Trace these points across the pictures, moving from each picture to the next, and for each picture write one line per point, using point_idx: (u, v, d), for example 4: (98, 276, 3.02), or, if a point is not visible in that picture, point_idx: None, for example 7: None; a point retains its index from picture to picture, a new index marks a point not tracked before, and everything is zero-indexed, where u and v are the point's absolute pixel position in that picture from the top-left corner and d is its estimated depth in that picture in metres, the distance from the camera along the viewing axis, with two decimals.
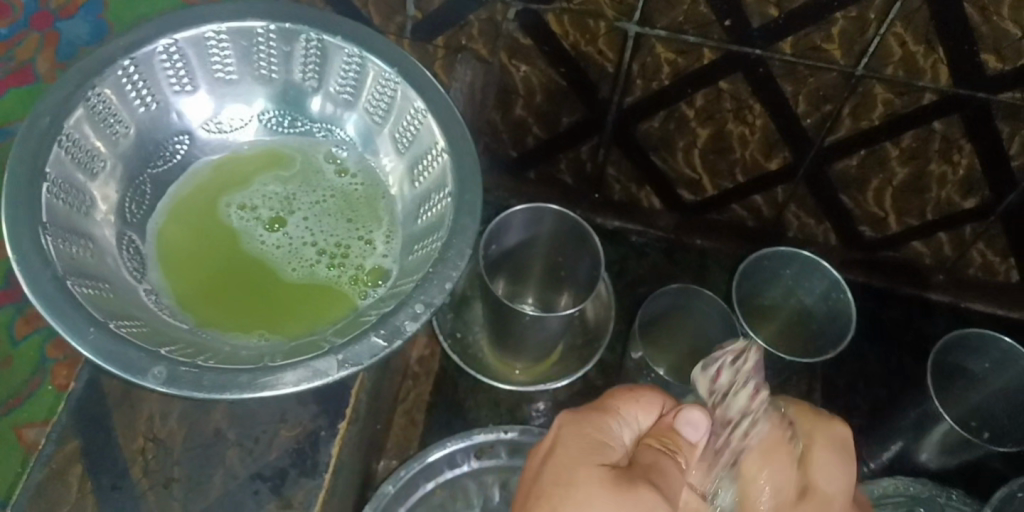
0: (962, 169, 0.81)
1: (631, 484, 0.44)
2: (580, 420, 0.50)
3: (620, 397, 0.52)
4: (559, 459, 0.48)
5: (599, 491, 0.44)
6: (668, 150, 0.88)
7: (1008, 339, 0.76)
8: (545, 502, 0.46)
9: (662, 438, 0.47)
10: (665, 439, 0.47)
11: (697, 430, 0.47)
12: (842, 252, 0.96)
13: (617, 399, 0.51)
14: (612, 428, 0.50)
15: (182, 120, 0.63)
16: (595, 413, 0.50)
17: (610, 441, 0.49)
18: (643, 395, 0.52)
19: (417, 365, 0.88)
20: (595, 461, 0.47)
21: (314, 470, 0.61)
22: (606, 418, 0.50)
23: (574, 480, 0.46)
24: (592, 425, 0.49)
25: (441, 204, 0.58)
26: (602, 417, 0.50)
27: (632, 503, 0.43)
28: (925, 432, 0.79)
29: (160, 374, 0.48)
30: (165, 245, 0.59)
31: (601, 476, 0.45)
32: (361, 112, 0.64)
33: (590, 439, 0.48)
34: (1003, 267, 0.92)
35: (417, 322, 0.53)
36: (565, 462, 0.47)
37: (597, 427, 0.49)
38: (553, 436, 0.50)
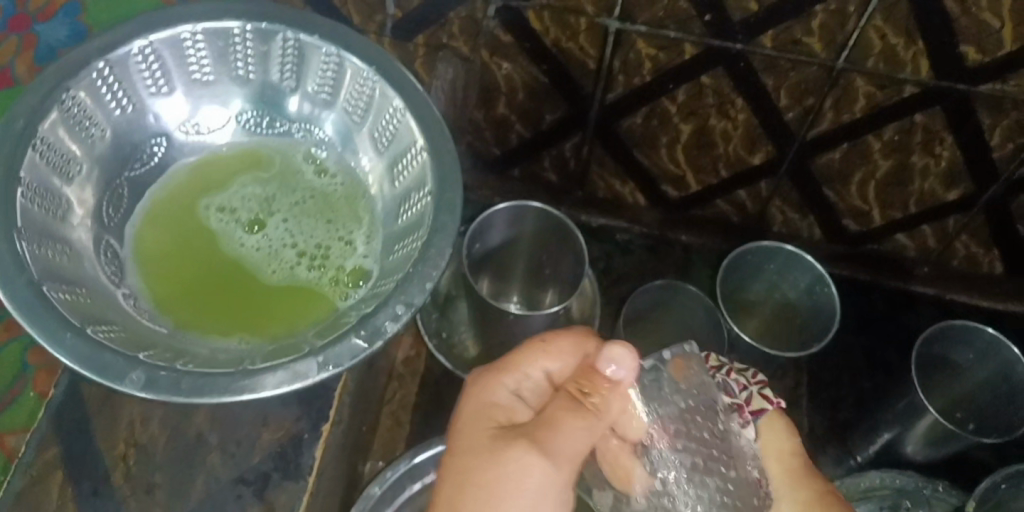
0: (944, 161, 0.82)
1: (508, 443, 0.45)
2: (484, 382, 0.50)
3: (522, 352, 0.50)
4: (463, 435, 0.47)
5: (481, 450, 0.45)
6: (651, 146, 0.88)
7: (991, 329, 0.76)
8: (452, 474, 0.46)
9: (580, 382, 0.47)
10: (583, 382, 0.47)
11: (621, 366, 0.47)
12: (826, 246, 0.96)
13: (518, 354, 0.50)
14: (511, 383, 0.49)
15: (159, 122, 0.62)
16: (501, 375, 0.50)
17: (507, 400, 0.49)
18: (556, 345, 0.50)
19: (403, 365, 0.88)
20: (485, 425, 0.47)
21: (298, 473, 0.60)
22: (504, 378, 0.49)
23: (472, 456, 0.46)
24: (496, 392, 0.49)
25: (420, 203, 0.58)
26: (499, 375, 0.50)
27: (518, 465, 0.44)
28: (910, 425, 0.79)
29: (138, 379, 0.48)
30: (142, 249, 0.59)
31: (487, 440, 0.46)
32: (340, 112, 0.64)
33: (490, 405, 0.48)
34: (986, 258, 0.92)
35: (398, 322, 0.52)
36: (467, 435, 0.47)
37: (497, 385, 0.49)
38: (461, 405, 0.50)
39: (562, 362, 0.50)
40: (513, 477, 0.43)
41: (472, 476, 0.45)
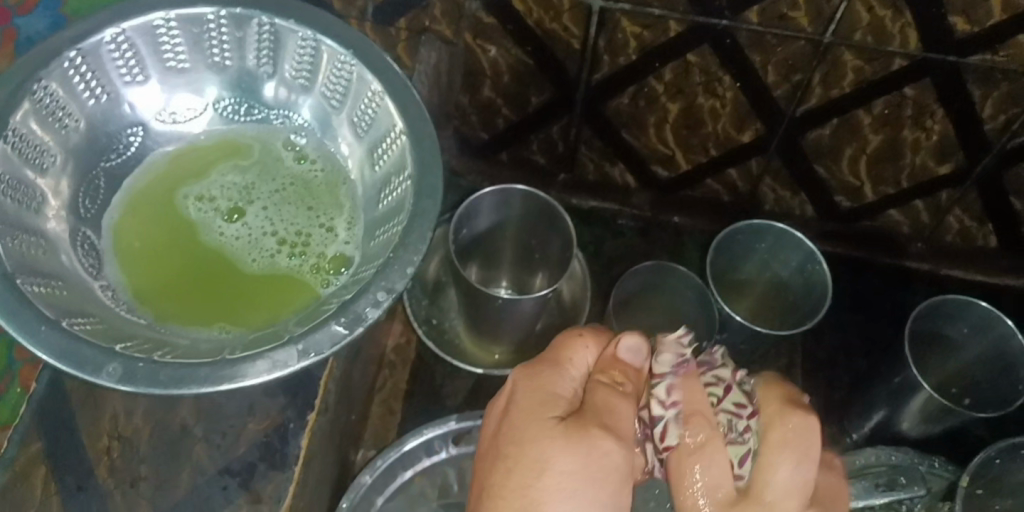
0: (935, 135, 0.81)
1: (581, 433, 0.47)
2: (534, 377, 0.51)
3: (566, 343, 0.51)
4: (518, 419, 0.49)
5: (547, 432, 0.48)
6: (639, 126, 0.87)
7: (985, 303, 0.75)
8: (504, 458, 0.49)
9: (609, 372, 0.49)
10: (613, 373, 0.49)
11: (638, 354, 0.50)
12: (819, 224, 0.95)
13: (563, 347, 0.51)
14: (555, 376, 0.51)
15: (135, 111, 0.61)
16: (545, 363, 0.51)
17: (557, 393, 0.50)
18: (587, 331, 0.52)
19: (393, 353, 0.88)
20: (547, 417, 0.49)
21: (284, 462, 0.60)
22: (554, 373, 0.51)
23: (541, 437, 0.48)
24: (544, 385, 0.50)
25: (400, 188, 0.57)
26: (549, 370, 0.51)
27: (586, 454, 0.46)
28: (905, 402, 0.79)
29: (115, 371, 0.48)
30: (121, 240, 0.58)
31: (552, 430, 0.48)
32: (317, 97, 0.63)
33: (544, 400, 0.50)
34: (980, 233, 0.92)
35: (379, 309, 0.52)
36: (526, 426, 0.49)
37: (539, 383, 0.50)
38: (509, 394, 0.51)
39: (590, 353, 0.51)
40: (576, 467, 0.46)
41: (531, 447, 0.48)
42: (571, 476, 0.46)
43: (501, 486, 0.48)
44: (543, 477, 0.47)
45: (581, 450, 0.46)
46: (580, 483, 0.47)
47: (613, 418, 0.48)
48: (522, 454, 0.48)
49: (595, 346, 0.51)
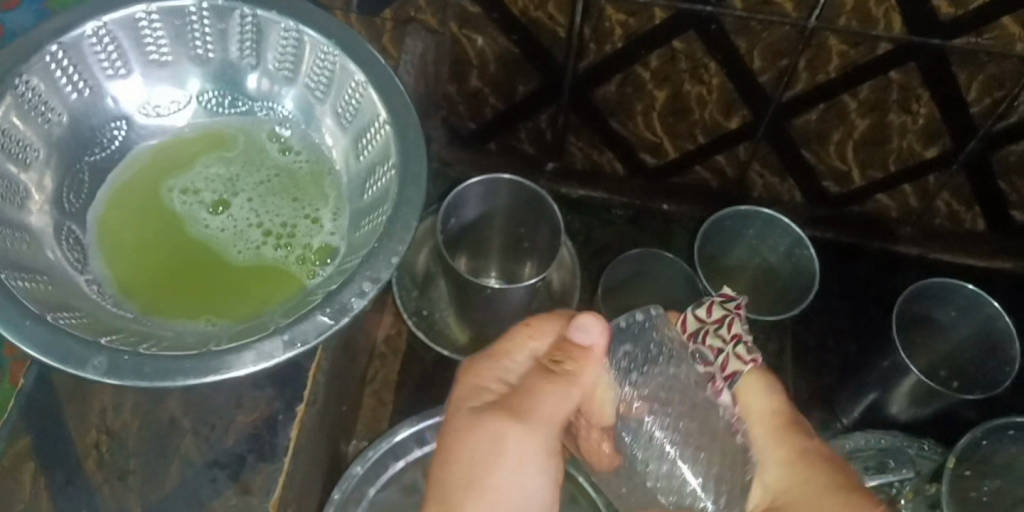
0: (921, 119, 0.81)
1: (517, 417, 0.46)
2: (472, 370, 0.49)
3: (511, 333, 0.50)
4: (455, 417, 0.48)
5: (489, 425, 0.46)
6: (627, 114, 0.87)
7: (972, 285, 0.75)
8: (448, 457, 0.47)
9: (555, 354, 0.48)
10: (563, 353, 0.48)
11: (590, 334, 0.48)
12: (808, 210, 0.96)
13: (508, 337, 0.50)
14: (491, 363, 0.49)
15: (118, 105, 0.61)
16: (485, 354, 0.50)
17: (499, 384, 0.49)
18: (535, 317, 0.50)
19: (384, 344, 0.88)
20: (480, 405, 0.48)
21: (273, 454, 0.60)
22: (491, 361, 0.49)
23: (467, 426, 0.47)
24: (482, 377, 0.49)
25: (385, 177, 0.57)
26: (487, 360, 0.49)
27: (527, 434, 0.46)
28: (894, 384, 0.79)
29: (100, 364, 0.48)
30: (105, 233, 0.58)
31: (488, 418, 0.46)
32: (301, 87, 0.62)
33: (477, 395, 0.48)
34: (968, 216, 0.92)
35: (364, 299, 0.52)
36: (456, 420, 0.48)
37: (480, 375, 0.49)
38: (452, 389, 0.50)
39: (544, 337, 0.49)
40: (525, 449, 0.46)
41: (461, 435, 0.47)
42: (495, 466, 0.46)
43: (448, 485, 0.46)
44: (471, 466, 0.46)
45: (489, 440, 0.46)
46: (514, 471, 0.46)
47: (539, 403, 0.46)
48: (468, 449, 0.46)
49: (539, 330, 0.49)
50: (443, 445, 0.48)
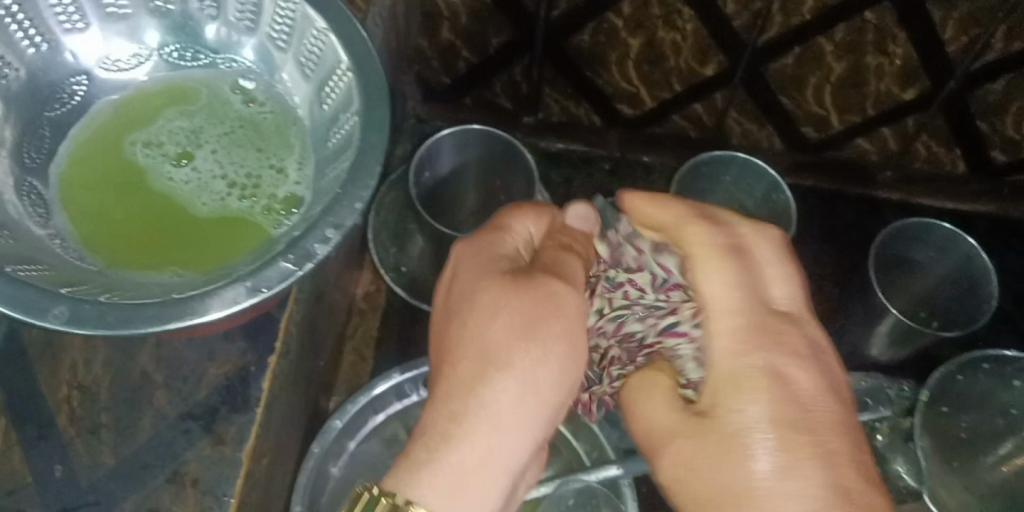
0: (898, 59, 0.80)
1: (529, 284, 0.47)
2: (476, 242, 0.50)
3: (508, 213, 0.52)
4: (463, 283, 0.49)
5: (498, 287, 0.47)
6: (601, 63, 0.86)
7: (949, 224, 0.75)
8: (456, 323, 0.47)
9: (559, 237, 0.52)
10: (562, 238, 0.52)
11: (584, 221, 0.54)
12: (787, 156, 0.95)
13: (507, 217, 0.52)
14: (499, 242, 0.50)
15: (77, 60, 0.60)
16: (487, 234, 0.51)
17: (505, 255, 0.50)
18: (525, 206, 0.52)
19: (364, 301, 0.89)
20: (493, 273, 0.48)
21: (246, 405, 0.60)
22: (496, 236, 0.51)
23: (491, 292, 0.47)
24: (486, 251, 0.50)
25: (347, 124, 0.57)
26: (493, 234, 0.51)
27: (533, 299, 0.46)
28: (872, 326, 0.79)
29: (62, 314, 0.48)
30: (68, 188, 0.57)
31: (498, 284, 0.47)
32: (262, 37, 0.62)
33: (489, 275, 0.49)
34: (947, 157, 0.92)
35: (328, 245, 0.52)
36: (465, 284, 0.48)
37: (475, 254, 0.50)
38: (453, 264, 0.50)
39: (533, 223, 0.52)
40: (527, 315, 0.46)
41: (483, 303, 0.46)
42: (530, 325, 0.45)
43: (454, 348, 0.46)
44: (503, 328, 0.45)
45: (520, 296, 0.46)
46: (525, 342, 0.45)
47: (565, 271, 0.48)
48: (475, 308, 0.47)
49: (526, 214, 0.52)
50: (461, 311, 0.47)
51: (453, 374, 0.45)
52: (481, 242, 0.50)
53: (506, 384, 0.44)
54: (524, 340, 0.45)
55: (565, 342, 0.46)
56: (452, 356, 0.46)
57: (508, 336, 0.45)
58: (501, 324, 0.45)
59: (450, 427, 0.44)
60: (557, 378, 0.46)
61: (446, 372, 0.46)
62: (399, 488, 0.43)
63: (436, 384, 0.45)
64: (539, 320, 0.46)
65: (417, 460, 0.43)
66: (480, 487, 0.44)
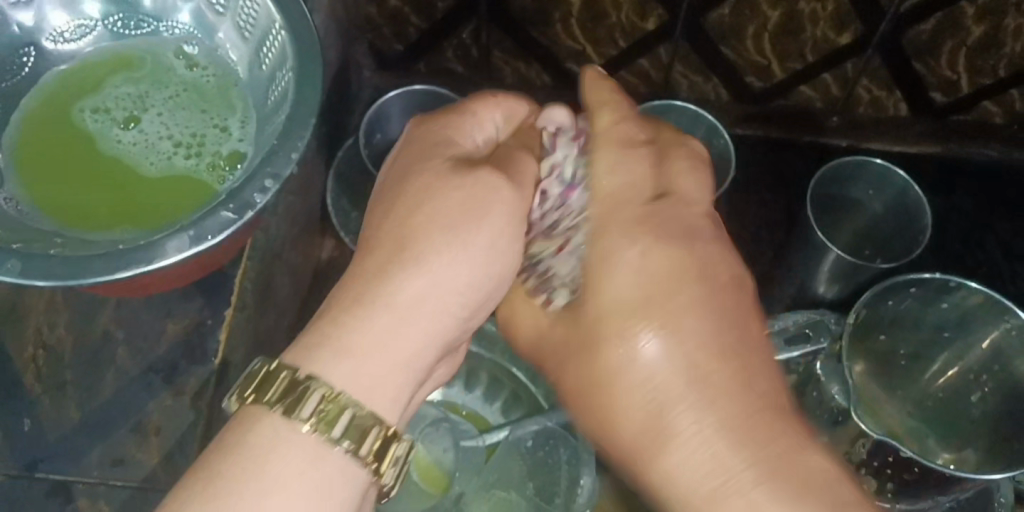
0: (831, 4, 0.82)
1: (471, 170, 0.47)
2: (430, 128, 0.51)
3: (478, 100, 0.52)
4: (412, 163, 0.48)
5: (440, 172, 0.47)
6: (546, 23, 0.88)
7: (879, 160, 0.78)
8: (390, 202, 0.47)
9: (523, 136, 0.52)
10: (526, 136, 0.52)
11: (559, 124, 0.52)
12: (735, 108, 0.98)
13: (474, 103, 0.52)
14: (449, 136, 0.51)
15: (25, 31, 0.63)
16: (440, 122, 0.51)
17: (458, 143, 0.51)
18: (500, 96, 0.53)
19: (327, 265, 0.91)
20: (440, 158, 0.48)
21: (204, 358, 0.63)
22: (457, 122, 0.51)
23: (422, 183, 0.47)
24: (430, 143, 0.50)
25: (284, 81, 0.59)
26: (451, 120, 0.51)
27: (474, 188, 0.46)
28: (816, 264, 0.82)
29: (14, 268, 0.50)
30: (21, 156, 0.60)
31: (441, 167, 0.48)
32: (200, 2, 0.65)
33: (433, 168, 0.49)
34: (890, 101, 0.94)
35: (267, 195, 0.54)
36: (416, 163, 0.49)
37: (425, 137, 0.50)
38: (403, 145, 0.51)
39: (499, 114, 0.53)
40: (462, 200, 0.46)
41: (413, 192, 0.47)
42: (457, 219, 0.46)
43: (381, 224, 0.46)
44: (426, 220, 0.46)
45: (451, 189, 0.46)
46: (449, 231, 0.45)
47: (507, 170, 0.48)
48: (414, 188, 0.47)
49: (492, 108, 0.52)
50: (392, 197, 0.47)
51: (371, 257, 0.45)
52: (439, 129, 0.51)
53: (416, 274, 0.44)
54: (445, 235, 0.45)
55: (488, 242, 0.46)
56: (373, 237, 0.46)
57: (429, 227, 0.45)
58: (426, 215, 0.46)
59: (354, 307, 0.43)
60: (475, 274, 0.46)
61: (363, 255, 0.46)
62: (299, 361, 0.42)
63: (358, 259, 0.46)
64: (465, 216, 0.46)
65: (317, 336, 0.43)
66: (374, 367, 0.43)
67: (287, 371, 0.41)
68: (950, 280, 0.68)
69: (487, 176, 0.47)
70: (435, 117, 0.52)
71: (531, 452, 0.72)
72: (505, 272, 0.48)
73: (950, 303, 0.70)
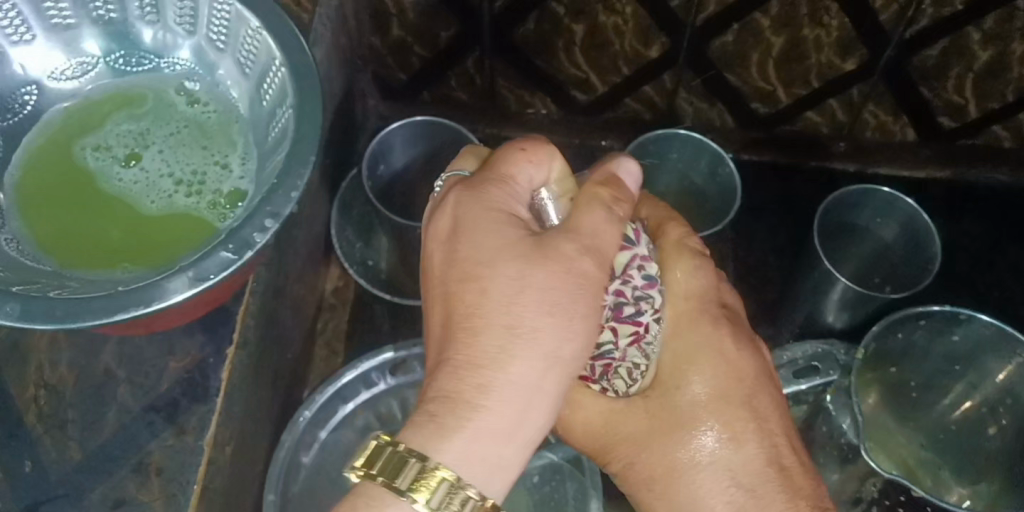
0: (834, 31, 0.82)
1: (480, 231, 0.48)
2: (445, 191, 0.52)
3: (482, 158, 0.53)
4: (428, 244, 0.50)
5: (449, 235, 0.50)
6: (550, 51, 0.88)
7: (887, 188, 0.77)
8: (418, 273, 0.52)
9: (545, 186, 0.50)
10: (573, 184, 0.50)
11: (632, 176, 0.50)
12: (741, 135, 0.97)
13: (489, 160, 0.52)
14: (503, 199, 0.47)
15: (26, 71, 0.63)
16: (489, 184, 0.47)
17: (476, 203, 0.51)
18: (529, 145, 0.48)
19: (333, 296, 0.90)
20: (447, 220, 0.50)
21: (206, 395, 0.63)
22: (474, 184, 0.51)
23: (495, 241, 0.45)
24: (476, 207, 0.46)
25: (284, 118, 0.59)
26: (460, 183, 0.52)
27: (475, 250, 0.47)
28: (825, 294, 0.81)
29: (13, 310, 0.50)
30: (22, 195, 0.60)
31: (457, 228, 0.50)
32: (201, 39, 0.64)
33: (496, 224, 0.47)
34: (897, 126, 0.93)
35: (266, 234, 0.54)
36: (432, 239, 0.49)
37: (470, 221, 0.46)
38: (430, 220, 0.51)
39: (527, 169, 0.48)
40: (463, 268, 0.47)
41: (476, 253, 0.45)
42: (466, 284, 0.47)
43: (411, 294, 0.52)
44: (507, 291, 0.44)
45: (557, 244, 0.45)
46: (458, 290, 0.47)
47: (600, 243, 0.46)
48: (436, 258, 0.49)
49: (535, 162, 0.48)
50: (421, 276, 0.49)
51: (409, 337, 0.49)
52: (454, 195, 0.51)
53: (528, 355, 0.43)
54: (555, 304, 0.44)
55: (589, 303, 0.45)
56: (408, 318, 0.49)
57: (507, 302, 0.44)
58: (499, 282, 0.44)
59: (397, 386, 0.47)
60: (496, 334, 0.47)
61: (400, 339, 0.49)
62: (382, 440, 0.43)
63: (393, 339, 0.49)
64: (562, 273, 0.44)
65: (444, 414, 0.43)
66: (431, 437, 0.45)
67: (393, 444, 0.42)
68: (959, 312, 0.66)
69: (565, 236, 0.45)
70: (481, 177, 0.47)
71: (538, 487, 0.72)
72: (593, 340, 0.46)
73: (961, 336, 0.68)
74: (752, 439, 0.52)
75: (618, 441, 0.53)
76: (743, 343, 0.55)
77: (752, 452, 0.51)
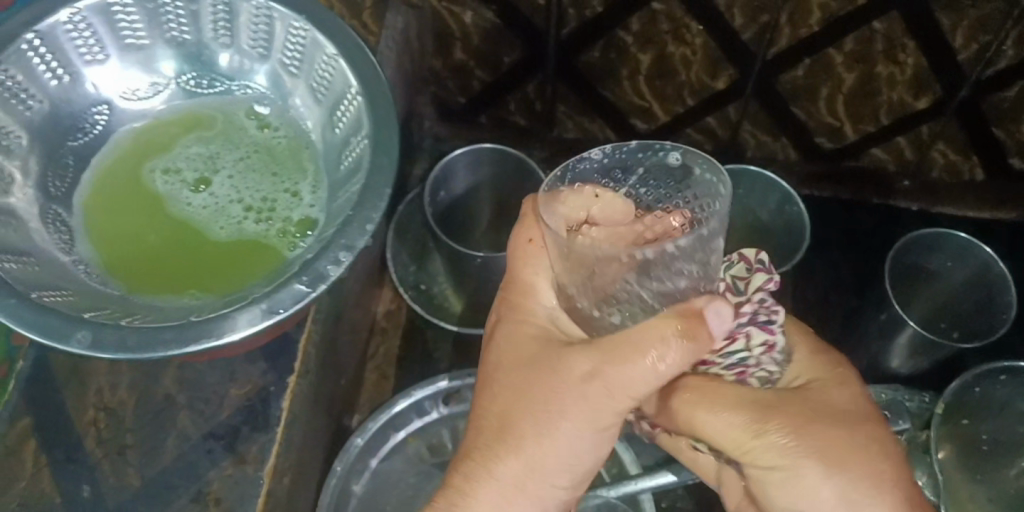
0: (909, 69, 0.79)
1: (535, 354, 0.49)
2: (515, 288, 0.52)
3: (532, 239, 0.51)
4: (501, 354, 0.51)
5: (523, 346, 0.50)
6: (613, 79, 0.87)
7: (963, 233, 0.76)
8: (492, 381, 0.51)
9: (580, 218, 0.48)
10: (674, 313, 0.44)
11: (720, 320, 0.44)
12: (804, 169, 0.96)
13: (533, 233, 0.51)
14: (560, 316, 0.50)
15: (99, 90, 0.62)
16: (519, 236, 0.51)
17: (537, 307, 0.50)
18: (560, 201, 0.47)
19: (384, 319, 0.89)
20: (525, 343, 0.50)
21: (266, 425, 0.62)
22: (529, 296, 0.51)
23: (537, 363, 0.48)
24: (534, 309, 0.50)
25: (358, 148, 0.58)
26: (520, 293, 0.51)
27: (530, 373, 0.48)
28: (893, 338, 0.79)
29: (84, 338, 0.49)
30: (92, 218, 0.59)
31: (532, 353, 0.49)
32: (274, 64, 0.63)
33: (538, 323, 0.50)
34: (966, 166, 0.91)
35: (340, 266, 0.52)
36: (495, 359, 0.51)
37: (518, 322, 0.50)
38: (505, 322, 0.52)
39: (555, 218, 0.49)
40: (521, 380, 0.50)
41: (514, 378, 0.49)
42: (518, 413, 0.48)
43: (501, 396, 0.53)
44: (525, 418, 0.48)
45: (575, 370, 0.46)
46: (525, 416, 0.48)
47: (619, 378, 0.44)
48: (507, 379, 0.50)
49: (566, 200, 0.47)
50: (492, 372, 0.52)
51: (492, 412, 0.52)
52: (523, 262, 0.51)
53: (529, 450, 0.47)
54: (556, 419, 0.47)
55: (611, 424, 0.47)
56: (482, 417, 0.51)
57: (526, 425, 0.48)
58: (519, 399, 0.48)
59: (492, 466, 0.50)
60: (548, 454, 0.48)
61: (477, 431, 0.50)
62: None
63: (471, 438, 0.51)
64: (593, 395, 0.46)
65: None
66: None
67: None
68: None
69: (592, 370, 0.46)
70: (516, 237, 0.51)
71: None
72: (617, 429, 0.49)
73: None
74: (872, 469, 0.47)
75: (744, 436, 0.47)
76: (840, 385, 0.51)
77: (862, 472, 0.47)
